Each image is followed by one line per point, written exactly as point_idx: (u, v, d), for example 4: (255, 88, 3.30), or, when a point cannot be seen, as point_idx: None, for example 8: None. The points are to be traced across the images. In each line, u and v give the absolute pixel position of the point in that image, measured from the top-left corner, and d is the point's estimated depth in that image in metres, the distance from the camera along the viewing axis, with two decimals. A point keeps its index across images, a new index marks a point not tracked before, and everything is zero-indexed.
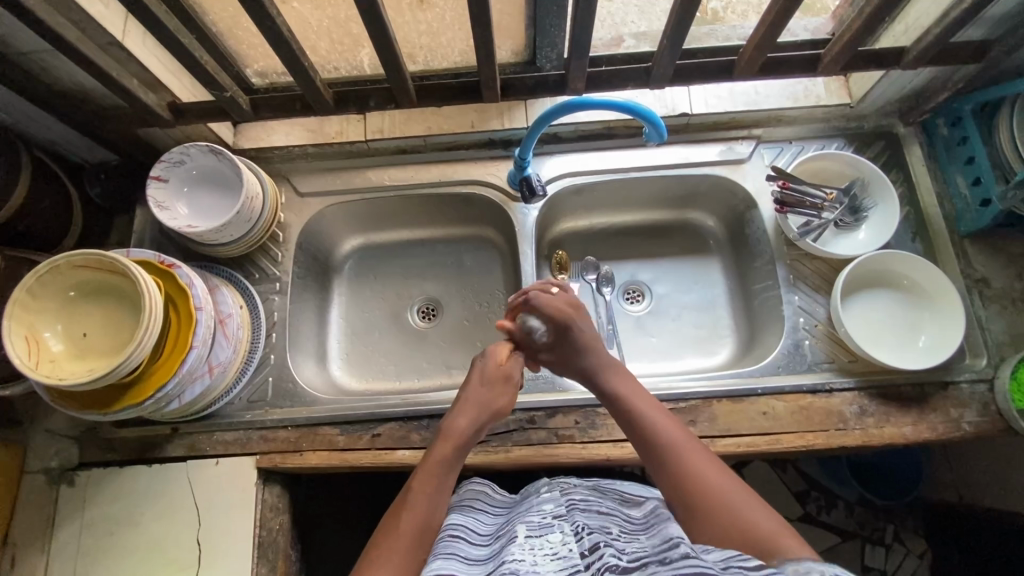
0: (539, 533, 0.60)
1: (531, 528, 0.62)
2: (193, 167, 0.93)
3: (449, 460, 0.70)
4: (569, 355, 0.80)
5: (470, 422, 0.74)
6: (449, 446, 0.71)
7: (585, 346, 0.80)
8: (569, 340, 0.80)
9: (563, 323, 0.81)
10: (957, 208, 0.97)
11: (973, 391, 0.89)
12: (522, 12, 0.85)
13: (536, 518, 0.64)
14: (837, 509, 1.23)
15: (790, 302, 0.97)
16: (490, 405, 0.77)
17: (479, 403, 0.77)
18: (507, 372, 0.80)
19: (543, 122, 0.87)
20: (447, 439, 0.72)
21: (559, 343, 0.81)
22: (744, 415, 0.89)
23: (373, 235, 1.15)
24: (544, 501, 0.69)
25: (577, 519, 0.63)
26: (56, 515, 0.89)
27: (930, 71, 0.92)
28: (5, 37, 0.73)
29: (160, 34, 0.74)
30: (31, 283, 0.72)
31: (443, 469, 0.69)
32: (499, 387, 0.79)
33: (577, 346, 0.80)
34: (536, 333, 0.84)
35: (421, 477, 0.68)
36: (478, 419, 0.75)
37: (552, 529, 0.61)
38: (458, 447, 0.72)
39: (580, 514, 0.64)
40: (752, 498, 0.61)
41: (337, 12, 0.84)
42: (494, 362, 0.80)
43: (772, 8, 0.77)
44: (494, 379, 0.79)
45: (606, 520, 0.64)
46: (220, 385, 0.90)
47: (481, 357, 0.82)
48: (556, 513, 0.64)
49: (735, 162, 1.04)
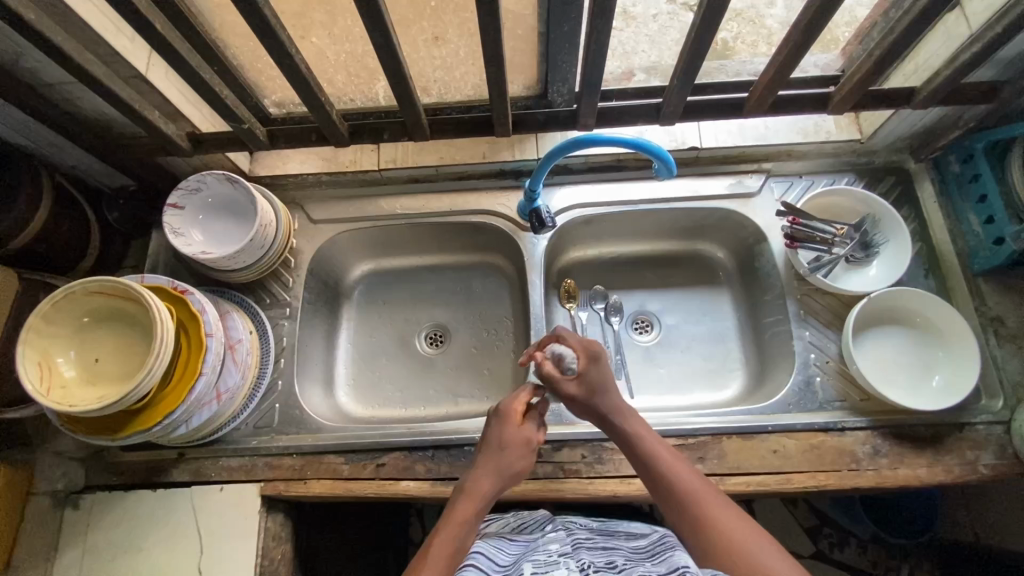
0: (545, 570, 0.61)
1: (536, 565, 0.62)
2: (209, 195, 0.95)
3: (471, 521, 0.69)
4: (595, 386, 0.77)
5: (493, 482, 0.73)
6: (471, 505, 0.70)
7: (606, 385, 0.77)
8: (600, 371, 0.78)
9: (594, 353, 0.79)
10: (970, 245, 0.95)
11: (989, 432, 0.87)
12: (535, 49, 0.86)
13: (542, 556, 0.65)
14: (850, 547, 1.21)
15: (800, 338, 0.96)
16: (507, 469, 0.74)
17: (502, 462, 0.74)
18: (528, 434, 0.78)
19: (553, 156, 0.88)
20: (471, 497, 0.71)
21: (586, 372, 0.78)
22: (755, 452, 0.88)
23: (384, 261, 1.16)
24: (550, 540, 0.70)
25: (583, 556, 0.64)
26: (60, 538, 0.89)
27: (940, 109, 0.92)
28: (33, 71, 0.76)
29: (182, 70, 0.76)
30: (46, 309, 0.74)
31: (467, 525, 0.68)
32: (521, 449, 0.76)
33: (594, 383, 0.77)
34: (567, 362, 0.81)
35: (445, 527, 0.68)
36: (502, 482, 0.73)
37: (558, 565, 0.62)
38: (478, 507, 0.70)
39: (585, 552, 0.66)
40: (783, 555, 0.61)
41: (354, 47, 0.86)
42: (516, 420, 0.78)
43: (784, 44, 0.77)
44: (514, 439, 0.76)
45: (613, 553, 0.65)
46: (228, 411, 0.90)
47: (501, 411, 0.79)
48: (561, 551, 0.66)
49: (745, 195, 1.04)
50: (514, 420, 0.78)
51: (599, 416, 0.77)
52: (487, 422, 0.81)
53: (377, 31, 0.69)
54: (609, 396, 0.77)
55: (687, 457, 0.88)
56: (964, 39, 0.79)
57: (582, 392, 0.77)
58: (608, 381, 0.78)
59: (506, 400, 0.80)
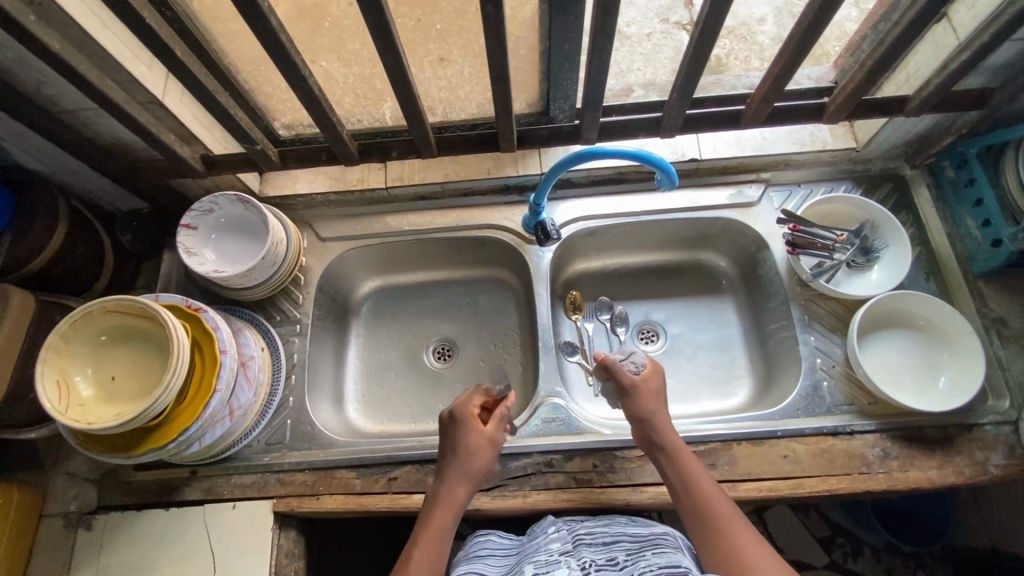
0: (546, 570, 0.68)
1: (538, 567, 0.68)
2: (221, 215, 0.97)
3: (445, 528, 0.73)
4: (654, 395, 0.83)
5: (465, 491, 0.76)
6: (443, 518, 0.74)
7: (661, 396, 0.84)
8: (659, 384, 0.85)
9: (658, 369, 0.87)
10: (969, 248, 0.97)
11: (997, 433, 0.88)
12: (536, 67, 0.89)
13: (543, 556, 0.71)
14: (864, 557, 1.19)
15: (806, 343, 0.97)
16: (473, 471, 0.77)
17: (466, 465, 0.77)
18: (489, 435, 0.80)
19: (558, 169, 0.90)
20: (444, 506, 0.74)
21: (648, 380, 0.85)
22: (765, 458, 0.88)
23: (391, 277, 1.18)
24: (551, 538, 0.75)
25: (584, 554, 0.71)
26: (73, 560, 0.89)
27: (932, 116, 0.94)
28: (53, 98, 0.78)
29: (200, 94, 0.78)
30: (64, 329, 0.75)
31: (440, 537, 0.72)
32: (484, 452, 0.78)
33: (653, 391, 0.84)
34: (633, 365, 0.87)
35: (423, 540, 0.72)
36: (470, 486, 0.77)
37: (558, 565, 0.68)
38: (451, 517, 0.74)
39: (587, 549, 0.72)
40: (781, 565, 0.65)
41: (362, 68, 0.92)
42: (476, 423, 0.80)
43: (778, 61, 0.80)
44: (471, 444, 0.78)
45: (614, 549, 0.72)
46: (240, 428, 0.91)
47: (460, 416, 0.80)
48: (563, 550, 0.72)
49: (745, 205, 1.06)
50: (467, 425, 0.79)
51: (643, 425, 0.82)
52: (443, 425, 0.81)
53: (387, 53, 0.72)
54: (660, 406, 0.83)
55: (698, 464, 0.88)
56: (952, 49, 0.82)
57: (643, 392, 0.83)
58: (663, 392, 0.85)
59: (461, 404, 0.81)
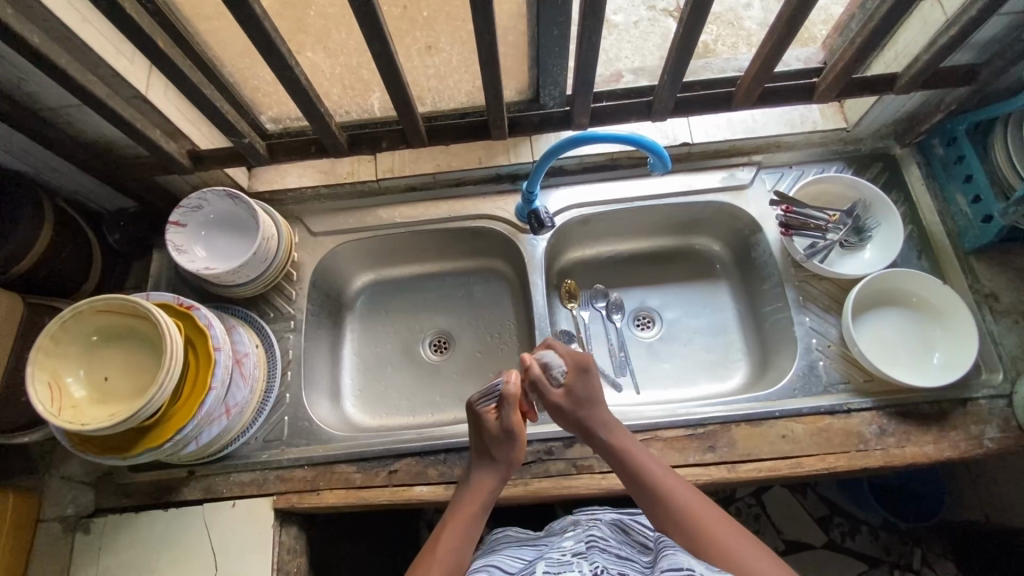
0: (557, 569, 0.66)
1: (550, 565, 0.67)
2: (211, 212, 0.96)
3: (476, 515, 0.76)
4: (582, 401, 0.82)
5: (495, 482, 0.79)
6: (475, 504, 0.77)
7: (593, 398, 0.83)
8: (587, 384, 0.84)
9: (585, 366, 0.84)
10: (959, 224, 0.98)
11: (992, 407, 0.89)
12: (525, 54, 0.88)
13: (557, 556, 0.70)
14: (862, 535, 1.20)
15: (801, 323, 0.97)
16: (505, 462, 0.80)
17: (499, 457, 0.80)
18: (508, 428, 0.79)
19: (549, 156, 0.90)
20: (475, 496, 0.78)
21: (574, 384, 0.83)
22: (764, 439, 0.89)
23: (384, 271, 1.17)
24: (566, 540, 0.75)
25: (597, 559, 0.68)
26: (71, 564, 0.88)
27: (920, 94, 0.95)
28: (34, 95, 0.76)
29: (184, 87, 0.77)
30: (55, 329, 0.74)
31: (469, 526, 0.75)
32: (508, 444, 0.79)
33: (581, 395, 0.83)
34: (554, 372, 0.85)
35: (450, 526, 0.74)
36: (502, 476, 0.80)
37: (570, 565, 0.66)
38: (481, 505, 0.77)
39: (599, 554, 0.70)
40: (759, 546, 0.66)
41: (348, 59, 0.88)
42: (495, 419, 0.80)
43: (767, 40, 0.79)
44: (499, 434, 0.79)
45: (626, 565, 0.68)
46: (237, 426, 0.90)
47: (482, 411, 0.81)
48: (575, 551, 0.70)
49: (738, 188, 1.06)
50: (494, 418, 0.80)
51: (583, 430, 0.82)
52: (470, 420, 0.84)
53: (376, 42, 0.71)
54: (595, 410, 0.82)
55: (697, 447, 0.89)
56: (940, 24, 0.82)
57: (568, 402, 0.82)
58: (591, 393, 0.83)
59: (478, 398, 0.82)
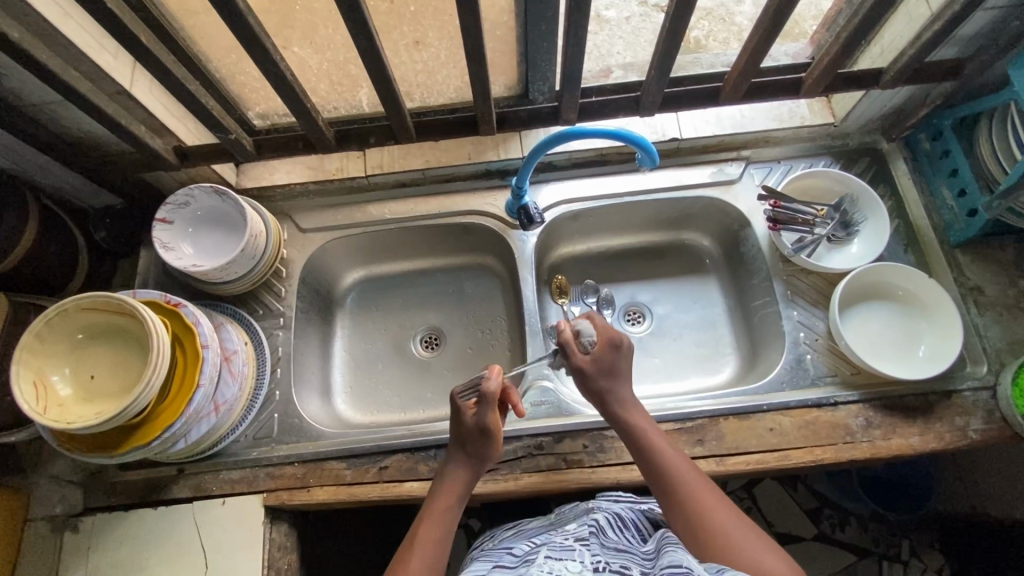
0: (559, 552, 0.66)
1: (552, 550, 0.66)
2: (198, 208, 0.95)
3: (450, 510, 0.76)
4: (606, 372, 0.83)
5: (466, 480, 0.79)
6: (447, 500, 0.77)
7: (617, 371, 0.83)
8: (615, 359, 0.83)
9: (616, 342, 0.84)
10: (945, 219, 0.99)
11: (976, 399, 0.90)
12: (513, 49, 0.88)
13: (560, 541, 0.69)
14: (851, 526, 1.22)
15: (789, 318, 0.98)
16: (479, 457, 0.80)
17: (473, 452, 0.80)
18: (485, 424, 0.79)
19: (538, 152, 0.90)
20: (448, 492, 0.77)
21: (603, 355, 0.84)
22: (752, 431, 0.89)
23: (374, 268, 1.16)
24: (571, 525, 0.74)
25: (599, 549, 0.67)
26: (61, 563, 0.88)
27: (907, 90, 0.95)
28: (17, 91, 0.76)
29: (167, 83, 0.76)
30: (38, 328, 0.73)
31: (445, 522, 0.74)
32: (485, 440, 0.79)
33: (607, 368, 0.83)
34: (586, 339, 0.85)
35: (429, 519, 0.75)
36: (475, 472, 0.80)
37: (572, 550, 0.66)
38: (453, 502, 0.77)
39: (602, 545, 0.69)
40: (753, 532, 0.67)
41: (336, 54, 0.88)
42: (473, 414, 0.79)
43: (753, 36, 0.80)
44: (477, 430, 0.79)
45: (628, 556, 0.68)
46: (225, 424, 0.89)
47: (461, 404, 0.81)
48: (579, 538, 0.69)
49: (727, 182, 1.06)
50: (472, 413, 0.80)
51: (602, 400, 0.83)
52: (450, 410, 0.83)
53: (361, 38, 0.71)
54: (618, 384, 0.83)
55: (686, 440, 0.89)
56: (925, 19, 0.82)
57: (593, 370, 0.83)
58: (618, 367, 0.84)
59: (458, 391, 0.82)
